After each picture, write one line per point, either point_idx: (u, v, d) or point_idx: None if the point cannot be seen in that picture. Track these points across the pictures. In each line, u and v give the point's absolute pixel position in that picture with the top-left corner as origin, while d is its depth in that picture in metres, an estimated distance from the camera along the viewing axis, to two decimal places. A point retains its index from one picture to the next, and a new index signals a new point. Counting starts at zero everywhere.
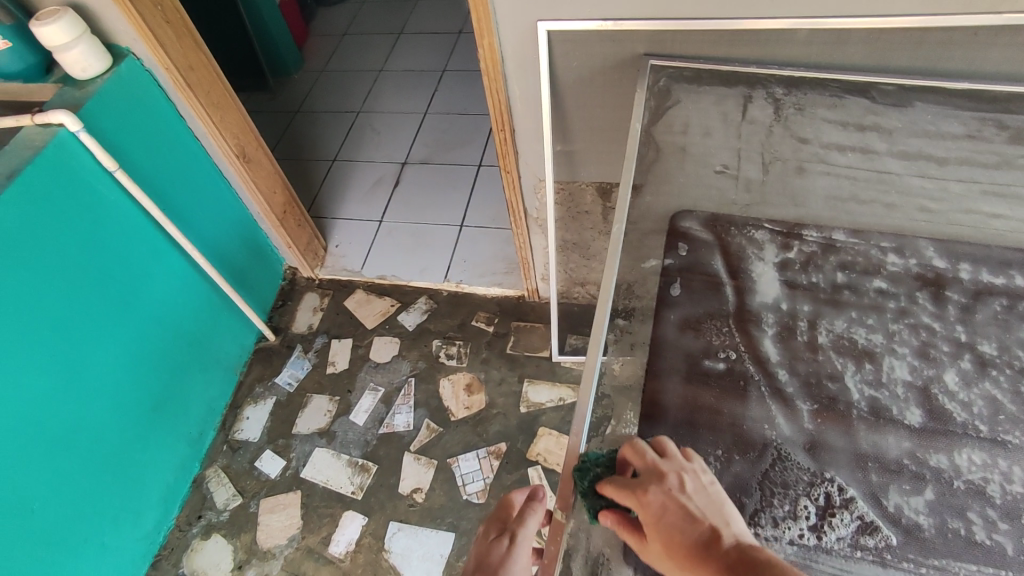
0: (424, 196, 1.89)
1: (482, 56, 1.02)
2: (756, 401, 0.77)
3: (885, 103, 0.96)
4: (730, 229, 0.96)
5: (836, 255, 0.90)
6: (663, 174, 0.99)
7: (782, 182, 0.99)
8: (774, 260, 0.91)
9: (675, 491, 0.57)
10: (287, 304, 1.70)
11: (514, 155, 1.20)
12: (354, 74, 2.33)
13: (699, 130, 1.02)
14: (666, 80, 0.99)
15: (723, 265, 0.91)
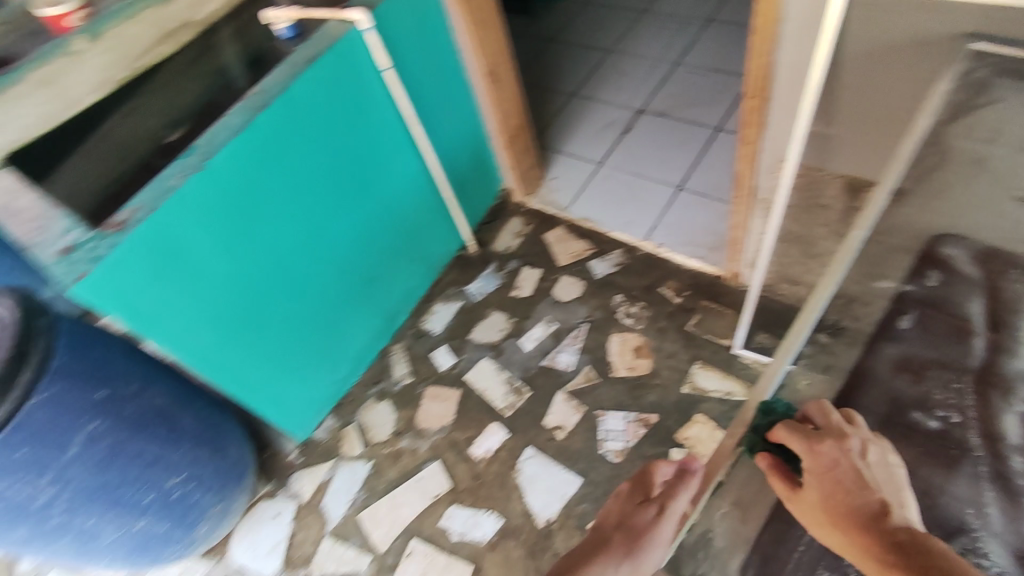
0: (650, 148, 1.82)
1: (758, 11, 0.93)
2: (966, 477, 0.79)
3: None
4: (1009, 271, 0.84)
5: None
6: (941, 185, 0.90)
7: None
8: None
9: (854, 457, 0.69)
10: (494, 222, 1.82)
11: (761, 126, 1.08)
12: (616, 11, 2.28)
13: (1011, 142, 0.84)
14: (986, 72, 0.81)
15: (982, 312, 0.84)
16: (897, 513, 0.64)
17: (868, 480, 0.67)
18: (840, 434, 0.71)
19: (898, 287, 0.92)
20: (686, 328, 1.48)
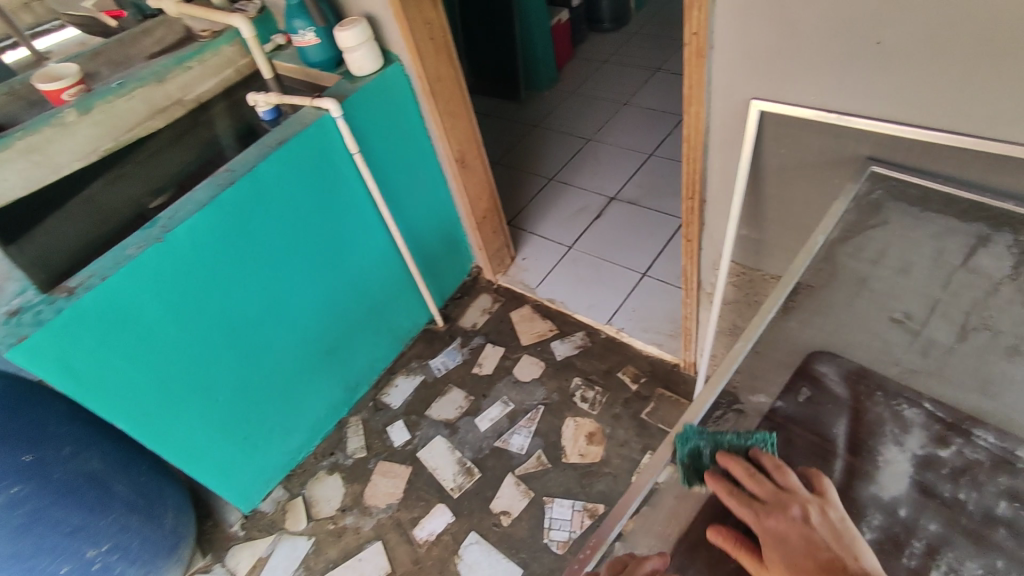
0: (618, 235, 1.88)
1: (687, 120, 0.97)
2: None
3: None
4: (874, 395, 0.65)
5: (1009, 480, 0.56)
6: (821, 304, 0.75)
7: (977, 359, 0.65)
8: (914, 453, 0.59)
9: (799, 524, 0.53)
10: (464, 298, 1.86)
11: (699, 225, 1.12)
12: (599, 103, 2.41)
13: (895, 264, 0.76)
14: (882, 194, 0.82)
15: (845, 438, 0.62)
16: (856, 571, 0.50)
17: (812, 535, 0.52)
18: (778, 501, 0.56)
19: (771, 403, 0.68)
20: (639, 416, 1.47)
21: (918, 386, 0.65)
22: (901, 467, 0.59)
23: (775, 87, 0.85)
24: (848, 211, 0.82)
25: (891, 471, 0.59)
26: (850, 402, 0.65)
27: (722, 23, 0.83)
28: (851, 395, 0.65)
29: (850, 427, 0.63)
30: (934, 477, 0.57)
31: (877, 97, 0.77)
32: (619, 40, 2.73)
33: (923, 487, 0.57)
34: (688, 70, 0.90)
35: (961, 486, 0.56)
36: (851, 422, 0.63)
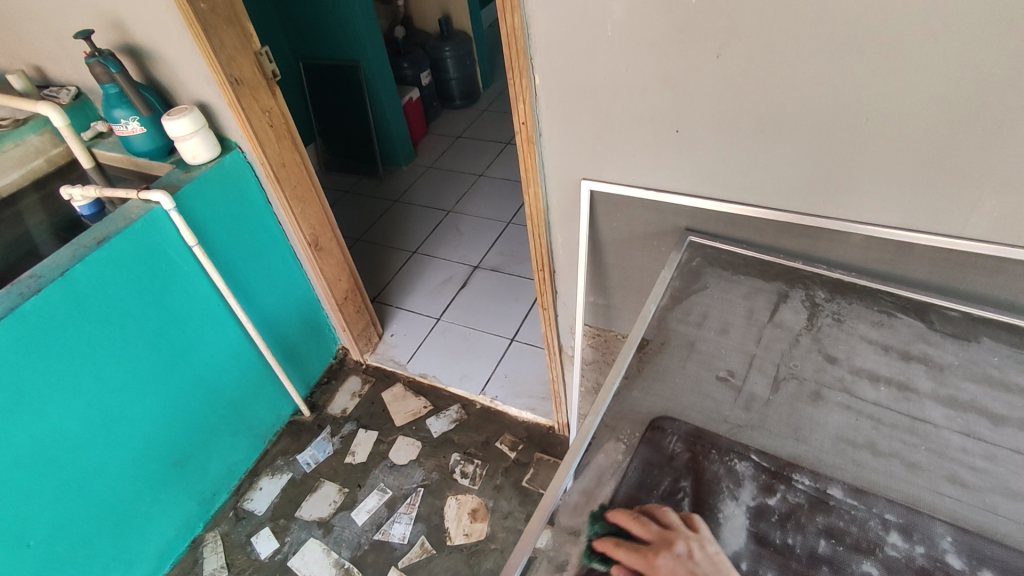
0: (484, 302, 1.92)
1: (529, 202, 1.04)
2: None
3: (946, 331, 0.79)
4: (710, 453, 0.71)
5: (824, 518, 0.63)
6: (658, 368, 0.82)
7: (789, 408, 0.74)
8: (747, 505, 0.65)
9: (685, 557, 0.56)
10: (331, 382, 1.76)
11: (553, 294, 1.17)
12: (456, 175, 2.49)
13: (715, 325, 0.86)
14: (701, 260, 0.92)
15: (690, 497, 0.66)
16: None
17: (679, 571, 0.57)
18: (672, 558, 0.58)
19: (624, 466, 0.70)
20: (520, 484, 1.47)
21: (745, 437, 0.72)
22: (738, 517, 0.64)
23: (600, 170, 0.94)
24: (674, 278, 0.91)
25: (730, 522, 0.64)
26: (691, 460, 0.70)
27: (547, 115, 0.91)
28: (691, 453, 0.71)
29: (692, 485, 0.68)
30: (766, 525, 0.63)
31: (684, 177, 0.87)
32: (470, 116, 2.88)
33: (758, 535, 0.62)
34: (523, 156, 0.97)
35: (788, 531, 0.62)
36: (693, 480, 0.68)
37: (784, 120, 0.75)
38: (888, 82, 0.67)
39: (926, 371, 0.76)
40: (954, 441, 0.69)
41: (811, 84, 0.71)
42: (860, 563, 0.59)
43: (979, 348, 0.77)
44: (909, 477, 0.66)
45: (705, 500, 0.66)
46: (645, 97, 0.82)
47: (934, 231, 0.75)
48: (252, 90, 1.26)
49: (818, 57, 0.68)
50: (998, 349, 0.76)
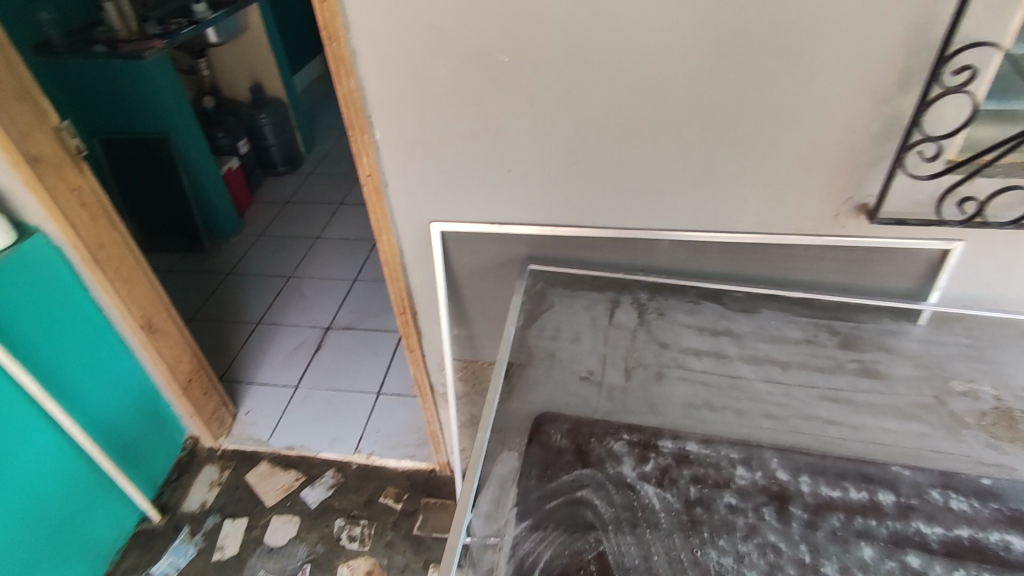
0: (343, 361, 1.89)
1: (382, 248, 1.09)
2: None
3: (736, 308, 0.99)
4: (591, 440, 0.80)
5: (689, 469, 0.75)
6: (529, 378, 0.91)
7: (643, 389, 0.88)
8: (629, 475, 0.75)
9: None
10: (182, 477, 1.59)
11: (418, 334, 1.22)
12: (292, 240, 2.44)
13: (568, 336, 0.99)
14: (543, 283, 1.05)
15: (583, 481, 0.75)
16: None
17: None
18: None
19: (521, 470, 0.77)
20: (413, 533, 1.45)
21: (614, 421, 0.83)
22: (625, 487, 0.73)
23: (446, 211, 1.03)
24: (524, 302, 1.03)
25: (619, 492, 0.73)
26: (577, 450, 0.79)
27: (390, 165, 0.98)
28: (575, 444, 0.80)
29: (581, 470, 0.76)
30: (647, 487, 0.73)
31: (520, 209, 0.99)
32: (297, 181, 2.84)
33: (644, 497, 0.72)
34: (372, 206, 1.03)
35: (664, 486, 0.73)
36: (581, 465, 0.77)
37: (591, 152, 0.91)
38: (661, 116, 0.85)
39: (731, 341, 0.95)
40: (762, 387, 0.87)
41: (607, 121, 0.87)
42: (719, 496, 0.72)
43: (762, 316, 0.99)
44: (737, 421, 0.82)
45: (596, 479, 0.75)
46: (477, 143, 0.93)
47: (714, 230, 0.96)
48: (55, 168, 1.16)
49: (608, 101, 0.85)
50: (774, 313, 0.98)
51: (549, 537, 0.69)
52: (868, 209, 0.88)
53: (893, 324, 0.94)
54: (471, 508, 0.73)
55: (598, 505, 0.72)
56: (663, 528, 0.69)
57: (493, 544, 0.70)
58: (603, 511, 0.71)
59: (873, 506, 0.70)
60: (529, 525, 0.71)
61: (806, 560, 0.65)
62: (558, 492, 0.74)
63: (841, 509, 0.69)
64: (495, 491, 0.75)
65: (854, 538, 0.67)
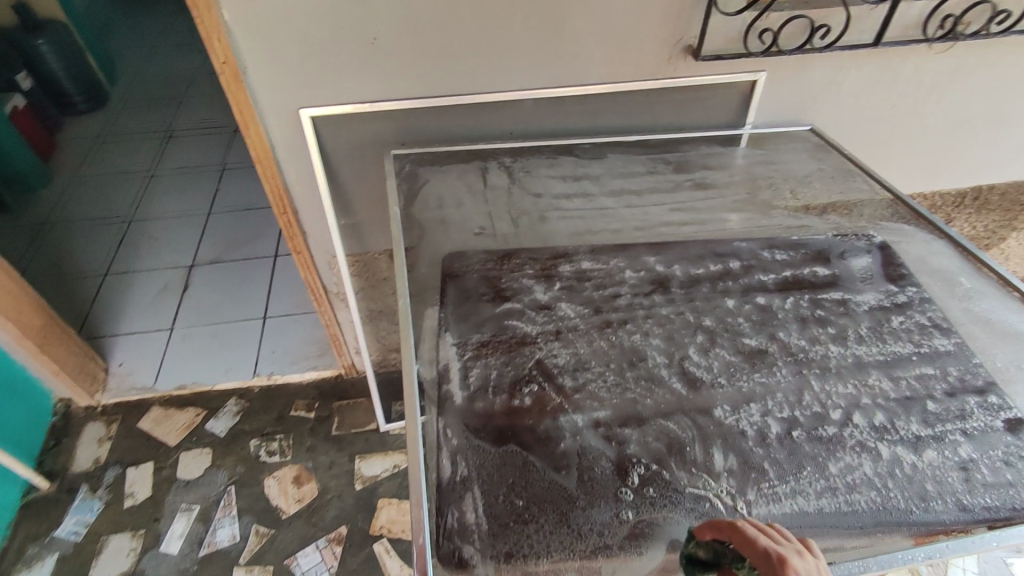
0: (217, 295, 1.80)
1: (253, 146, 1.05)
2: (553, 412, 0.64)
3: (586, 157, 1.10)
4: (502, 273, 0.79)
5: (592, 279, 0.78)
6: None
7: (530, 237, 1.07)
8: (542, 297, 0.76)
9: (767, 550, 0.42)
10: (62, 441, 1.47)
11: (302, 234, 1.21)
12: (121, 182, 2.18)
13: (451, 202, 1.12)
14: (411, 165, 1.05)
15: (501, 308, 0.74)
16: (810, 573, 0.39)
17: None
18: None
19: (442, 311, 0.74)
20: (332, 434, 1.50)
21: (520, 253, 0.82)
22: (543, 308, 0.74)
23: (312, 94, 0.99)
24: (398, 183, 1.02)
25: (539, 312, 0.74)
26: (489, 283, 0.77)
27: (244, 47, 0.92)
28: (486, 277, 0.78)
29: (500, 301, 0.75)
30: (563, 301, 0.75)
31: (391, 84, 0.99)
32: (106, 118, 2.49)
33: (561, 311, 0.74)
34: (232, 93, 0.96)
35: (572, 296, 0.76)
36: (498, 298, 0.75)
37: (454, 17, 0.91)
38: None
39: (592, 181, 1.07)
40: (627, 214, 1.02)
41: None
42: (622, 292, 0.76)
43: (609, 160, 1.11)
44: None
45: (514, 306, 0.74)
46: (337, 13, 0.89)
47: (569, 85, 1.01)
48: None
49: None
50: (618, 156, 1.10)
51: (485, 358, 0.69)
52: (693, 49, 0.98)
53: (722, 148, 1.11)
54: (415, 356, 0.67)
55: (523, 324, 0.72)
56: (583, 329, 0.72)
57: (438, 383, 0.66)
58: (528, 329, 0.72)
59: (748, 268, 0.80)
60: (466, 357, 0.69)
61: (708, 319, 0.73)
62: (484, 324, 0.72)
63: (726, 276, 0.79)
64: (431, 339, 0.70)
65: (739, 294, 0.77)
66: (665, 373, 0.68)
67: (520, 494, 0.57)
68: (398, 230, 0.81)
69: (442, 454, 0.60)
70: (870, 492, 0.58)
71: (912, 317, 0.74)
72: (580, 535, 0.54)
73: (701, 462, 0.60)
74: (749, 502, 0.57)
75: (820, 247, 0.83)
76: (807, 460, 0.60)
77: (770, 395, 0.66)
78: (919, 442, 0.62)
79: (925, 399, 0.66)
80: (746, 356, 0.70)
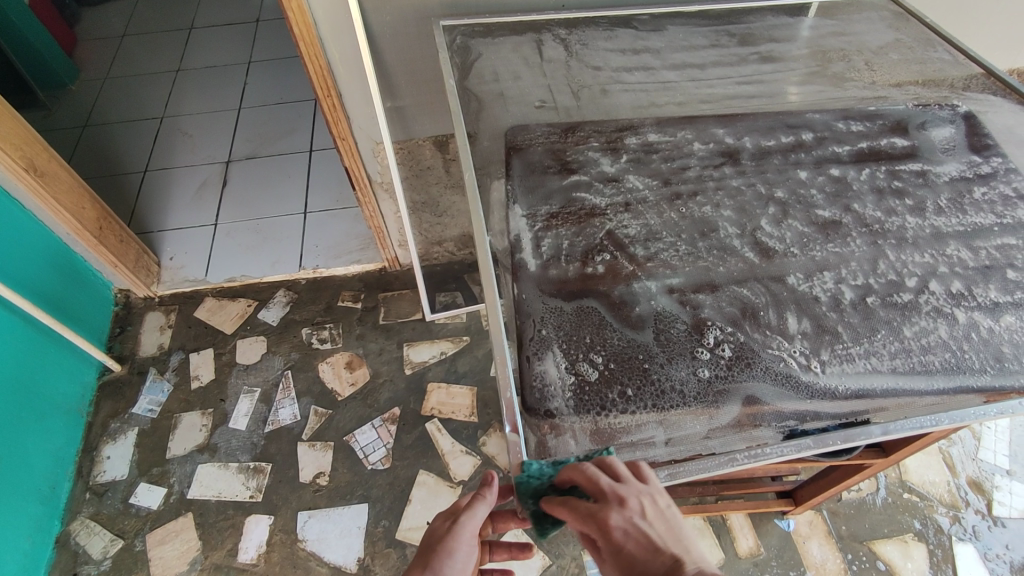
0: (257, 190, 1.81)
1: (293, 19, 0.99)
2: (627, 279, 0.64)
3: (645, 30, 0.99)
4: (567, 147, 0.77)
5: (660, 152, 0.76)
6: None
7: (593, 105, 0.84)
8: (610, 170, 0.74)
9: (629, 520, 0.45)
10: (127, 329, 1.55)
11: (346, 120, 1.19)
12: (148, 77, 2.14)
13: (508, 76, 0.89)
14: (463, 39, 0.93)
15: (569, 182, 0.73)
16: (693, 560, 0.43)
17: (658, 544, 0.44)
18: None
19: (509, 185, 0.73)
20: (380, 323, 1.55)
21: (584, 126, 0.80)
22: (611, 180, 0.73)
23: None
24: (452, 58, 0.89)
25: (607, 185, 0.73)
26: (555, 157, 0.76)
27: None
28: (553, 151, 0.77)
29: (567, 174, 0.74)
30: (631, 174, 0.74)
31: None
32: (124, 11, 2.40)
33: (630, 184, 0.73)
34: None
35: (640, 169, 0.74)
36: (564, 171, 0.74)
37: None
38: None
39: (651, 56, 0.94)
40: None
41: None
42: (691, 165, 0.74)
43: (669, 33, 0.99)
44: None
45: (582, 180, 0.73)
46: None
47: None
48: None
49: None
50: (678, 28, 0.99)
51: (556, 229, 0.69)
52: None
53: (790, 20, 1.01)
54: (487, 229, 0.67)
55: (593, 197, 0.72)
56: (652, 201, 0.71)
57: (511, 253, 0.67)
58: (597, 202, 0.71)
59: (822, 140, 0.77)
60: (538, 228, 0.69)
61: (781, 191, 0.72)
62: (552, 196, 0.72)
63: (798, 148, 0.76)
64: (501, 210, 0.70)
65: (812, 165, 0.74)
66: (738, 243, 0.67)
67: (599, 353, 0.59)
68: (459, 105, 0.79)
69: (521, 317, 0.61)
70: (944, 354, 0.58)
71: (996, 188, 0.71)
72: (661, 392, 0.56)
73: (775, 326, 0.61)
74: (823, 362, 0.58)
75: (897, 117, 0.79)
76: (880, 324, 0.61)
77: (844, 264, 0.65)
78: (997, 308, 0.61)
79: (1005, 268, 0.64)
80: (820, 227, 0.69)
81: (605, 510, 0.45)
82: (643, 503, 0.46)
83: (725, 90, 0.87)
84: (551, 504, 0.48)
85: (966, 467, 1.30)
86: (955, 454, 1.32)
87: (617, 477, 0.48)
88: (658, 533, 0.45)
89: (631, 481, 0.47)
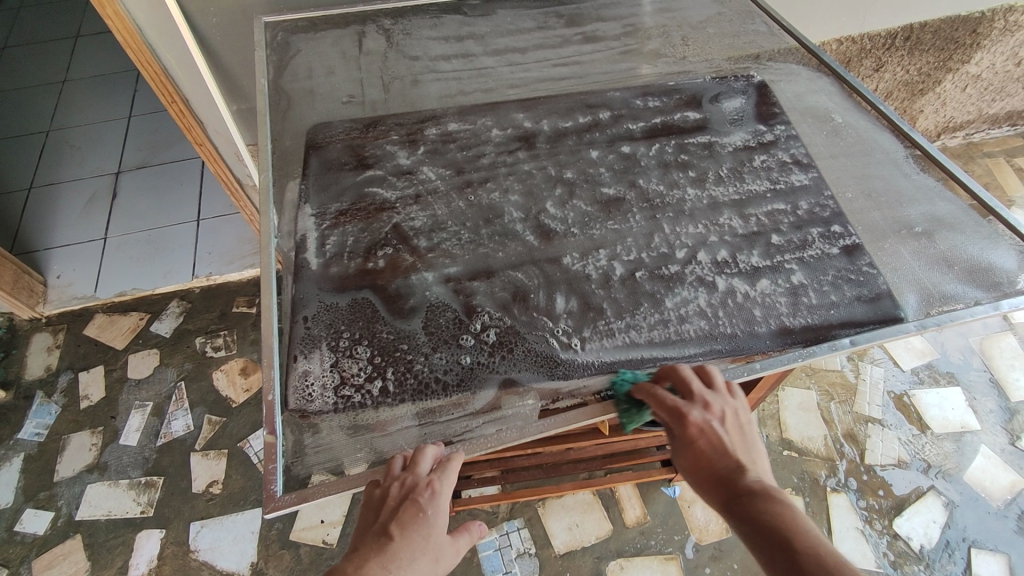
0: (147, 200, 1.77)
1: (114, 26, 0.93)
2: (406, 272, 0.65)
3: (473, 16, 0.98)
4: (368, 141, 0.77)
5: (458, 142, 0.76)
6: None
7: (401, 97, 0.84)
8: (406, 162, 0.74)
9: (709, 422, 0.50)
10: (12, 353, 1.51)
11: (200, 125, 1.13)
12: (32, 90, 2.06)
13: (322, 71, 0.87)
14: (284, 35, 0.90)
15: (365, 177, 0.73)
16: (756, 475, 0.48)
17: (729, 446, 0.49)
18: (767, 492, 0.47)
19: (304, 184, 0.73)
20: None
21: (386, 119, 0.80)
22: (406, 173, 0.73)
23: None
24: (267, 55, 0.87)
25: (400, 178, 0.73)
26: (354, 153, 0.76)
27: None
28: (352, 147, 0.76)
29: (363, 170, 0.74)
30: (426, 165, 0.74)
31: None
32: (6, 23, 2.30)
33: (424, 176, 0.73)
34: None
35: (436, 160, 0.75)
36: (360, 166, 0.74)
37: None
38: None
39: (475, 42, 0.92)
40: None
41: None
42: (486, 153, 0.75)
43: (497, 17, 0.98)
44: None
45: (377, 175, 0.73)
46: None
47: None
48: None
49: None
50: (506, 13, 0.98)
51: (343, 225, 0.69)
52: None
53: None
54: (274, 230, 0.67)
55: (386, 191, 0.72)
56: (443, 192, 0.72)
57: (296, 253, 0.67)
58: (389, 196, 0.71)
59: (618, 118, 0.78)
60: (327, 226, 0.69)
61: (570, 172, 0.73)
62: (343, 193, 0.72)
63: (593, 128, 0.77)
64: (291, 211, 0.70)
65: (605, 145, 0.76)
66: (521, 228, 0.68)
67: (366, 346, 0.60)
68: (260, 103, 0.77)
69: (295, 316, 0.62)
70: (699, 322, 0.61)
71: (775, 155, 0.74)
72: (423, 382, 0.57)
73: (544, 308, 0.62)
74: (583, 339, 0.60)
75: (693, 91, 0.81)
76: (645, 296, 0.63)
77: (620, 241, 0.67)
78: (756, 273, 0.64)
79: (771, 233, 0.67)
80: (603, 206, 0.70)
81: (690, 407, 0.50)
82: (726, 410, 0.51)
83: (540, 72, 0.87)
84: (643, 390, 0.53)
85: (844, 421, 1.36)
86: (833, 409, 1.37)
87: (711, 384, 0.53)
88: (730, 440, 0.50)
89: (723, 391, 0.52)
